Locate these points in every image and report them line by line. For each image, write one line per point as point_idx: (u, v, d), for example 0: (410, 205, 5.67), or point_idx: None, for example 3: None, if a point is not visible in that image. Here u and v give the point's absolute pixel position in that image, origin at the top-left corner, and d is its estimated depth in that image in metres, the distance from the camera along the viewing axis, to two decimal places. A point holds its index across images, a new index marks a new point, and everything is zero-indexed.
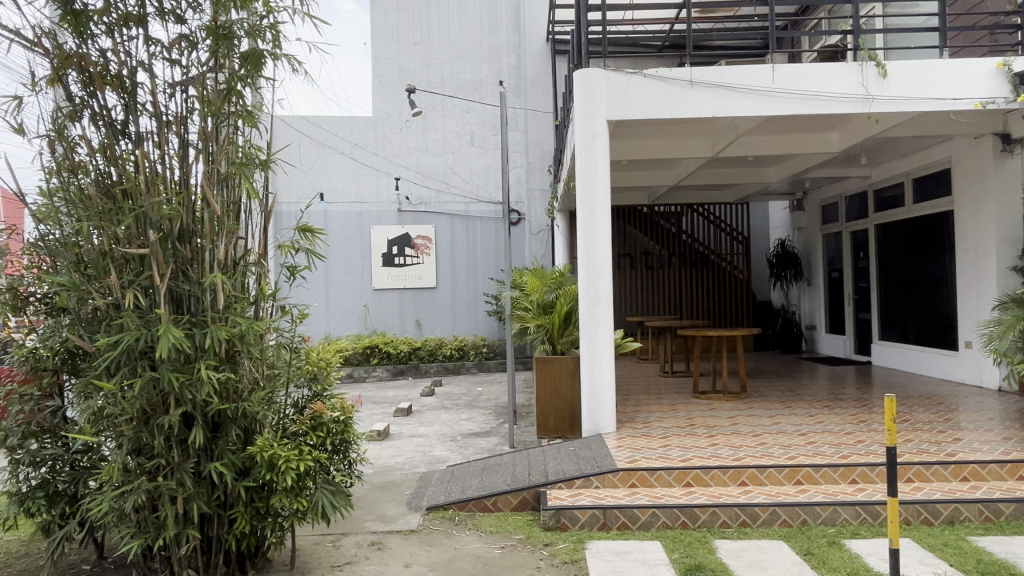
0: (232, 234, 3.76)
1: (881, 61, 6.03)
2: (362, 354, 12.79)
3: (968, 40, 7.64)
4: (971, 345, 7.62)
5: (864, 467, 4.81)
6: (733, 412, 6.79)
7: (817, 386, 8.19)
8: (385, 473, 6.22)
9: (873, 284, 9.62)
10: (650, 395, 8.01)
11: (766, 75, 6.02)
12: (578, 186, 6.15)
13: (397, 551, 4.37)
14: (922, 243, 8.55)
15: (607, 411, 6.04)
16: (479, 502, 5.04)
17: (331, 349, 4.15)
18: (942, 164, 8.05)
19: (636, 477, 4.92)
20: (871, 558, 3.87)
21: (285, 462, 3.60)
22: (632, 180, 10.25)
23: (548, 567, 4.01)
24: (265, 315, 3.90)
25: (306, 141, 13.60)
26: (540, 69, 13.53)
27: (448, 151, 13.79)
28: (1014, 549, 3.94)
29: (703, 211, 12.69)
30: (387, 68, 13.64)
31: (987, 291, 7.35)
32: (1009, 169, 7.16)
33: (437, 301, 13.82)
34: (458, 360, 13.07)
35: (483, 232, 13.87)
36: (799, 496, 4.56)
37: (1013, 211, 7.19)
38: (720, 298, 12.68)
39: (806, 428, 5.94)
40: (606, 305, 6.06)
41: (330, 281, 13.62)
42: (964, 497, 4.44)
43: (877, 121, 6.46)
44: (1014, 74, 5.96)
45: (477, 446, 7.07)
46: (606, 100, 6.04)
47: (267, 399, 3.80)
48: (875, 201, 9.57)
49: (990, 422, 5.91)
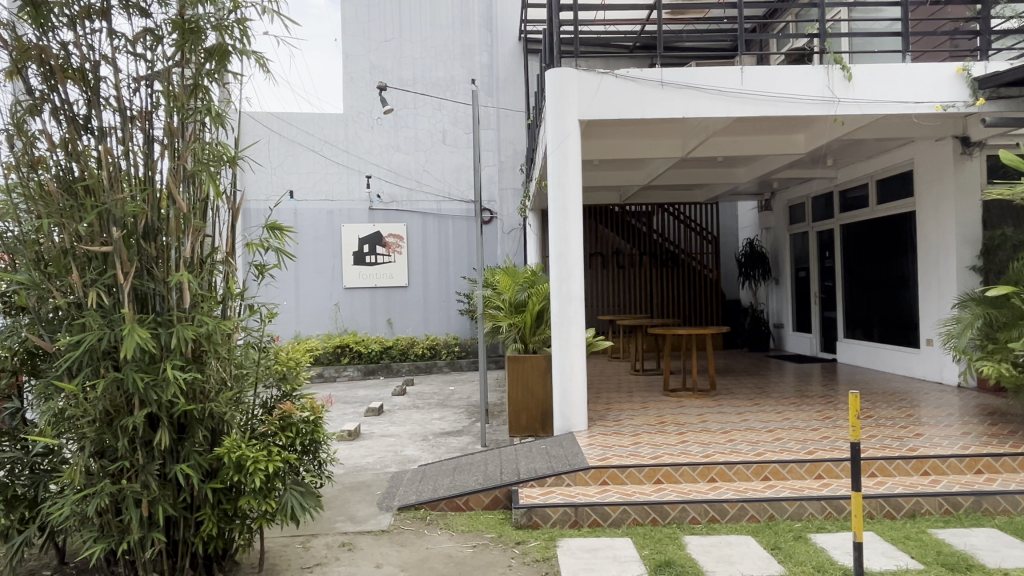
0: (199, 232, 3.68)
1: (846, 64, 6.15)
2: (332, 354, 12.67)
3: (930, 45, 7.83)
4: (931, 343, 7.82)
5: (829, 462, 4.91)
6: (703, 409, 6.87)
7: (784, 384, 8.33)
8: (356, 473, 6.18)
9: (839, 283, 9.80)
10: (621, 393, 8.06)
11: (735, 77, 6.10)
12: (549, 186, 6.15)
13: (367, 552, 4.34)
14: (886, 243, 8.74)
15: (578, 410, 6.07)
16: (450, 501, 5.01)
17: (301, 349, 4.11)
18: (906, 165, 8.22)
19: (607, 475, 4.95)
20: (835, 551, 3.95)
21: (253, 463, 3.54)
22: (605, 179, 10.31)
23: (520, 566, 4.01)
24: (233, 314, 3.84)
25: (275, 137, 13.43)
26: (512, 69, 13.54)
27: (420, 149, 13.73)
28: (972, 541, 4.06)
29: (673, 211, 12.80)
30: (358, 65, 13.52)
31: (947, 290, 7.54)
32: (968, 171, 7.36)
33: (409, 299, 13.73)
34: (429, 359, 13.02)
35: (455, 231, 13.86)
36: (766, 491, 4.63)
37: (972, 212, 7.37)
38: (690, 297, 12.80)
39: (773, 425, 6.04)
40: (577, 305, 6.07)
41: (300, 281, 13.49)
42: (925, 491, 4.54)
43: (842, 123, 6.58)
44: (973, 79, 6.12)
45: (449, 446, 7.05)
46: (578, 99, 6.06)
47: (236, 399, 3.75)
48: (840, 202, 9.74)
49: (949, 417, 6.07)
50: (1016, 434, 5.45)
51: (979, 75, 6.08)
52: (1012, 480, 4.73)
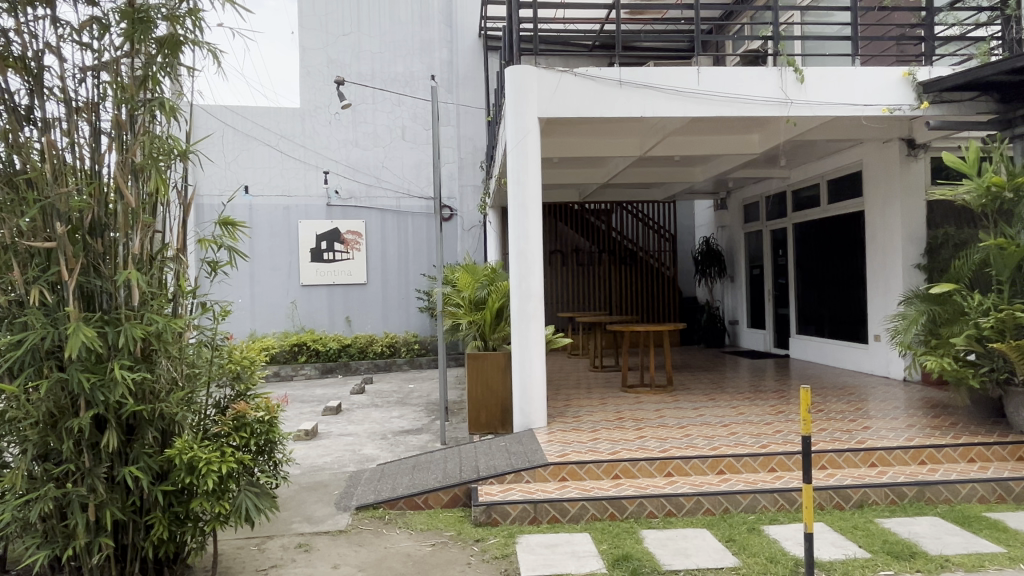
0: (149, 227, 3.56)
1: (798, 66, 6.29)
2: (289, 352, 12.46)
3: (878, 50, 8.07)
4: (879, 339, 8.08)
5: (781, 455, 5.03)
6: (660, 405, 6.97)
7: (739, 379, 8.49)
8: (313, 473, 6.09)
9: (792, 280, 10.04)
10: (580, 389, 8.12)
11: (692, 77, 6.19)
12: (509, 183, 6.15)
13: (324, 553, 4.28)
14: (836, 241, 8.99)
15: (538, 406, 6.09)
16: (409, 500, 4.98)
17: (256, 348, 4.03)
18: (855, 166, 8.46)
19: (566, 471, 4.98)
20: (787, 542, 4.05)
21: (205, 465, 3.45)
22: (564, 177, 10.35)
23: (479, 563, 4.01)
24: (184, 313, 3.74)
25: (229, 131, 13.11)
26: (472, 65, 13.50)
27: (379, 145, 13.58)
28: (915, 529, 4.21)
29: (632, 209, 12.93)
30: (315, 59, 13.31)
31: (893, 287, 7.78)
32: (913, 172, 7.61)
33: (368, 297, 13.58)
34: (389, 357, 12.91)
35: (415, 228, 13.76)
36: (721, 485, 4.72)
37: (917, 213, 7.63)
38: (648, 294, 12.96)
39: (728, 419, 6.16)
40: (537, 302, 6.08)
41: (255, 278, 13.24)
42: (872, 482, 4.68)
43: (795, 124, 6.73)
44: (918, 83, 6.32)
45: (409, 444, 7.00)
46: (537, 97, 6.07)
47: (187, 399, 3.66)
48: (793, 201, 9.97)
49: (895, 410, 6.28)
50: (957, 426, 5.66)
51: (923, 79, 6.29)
52: (953, 470, 4.91)
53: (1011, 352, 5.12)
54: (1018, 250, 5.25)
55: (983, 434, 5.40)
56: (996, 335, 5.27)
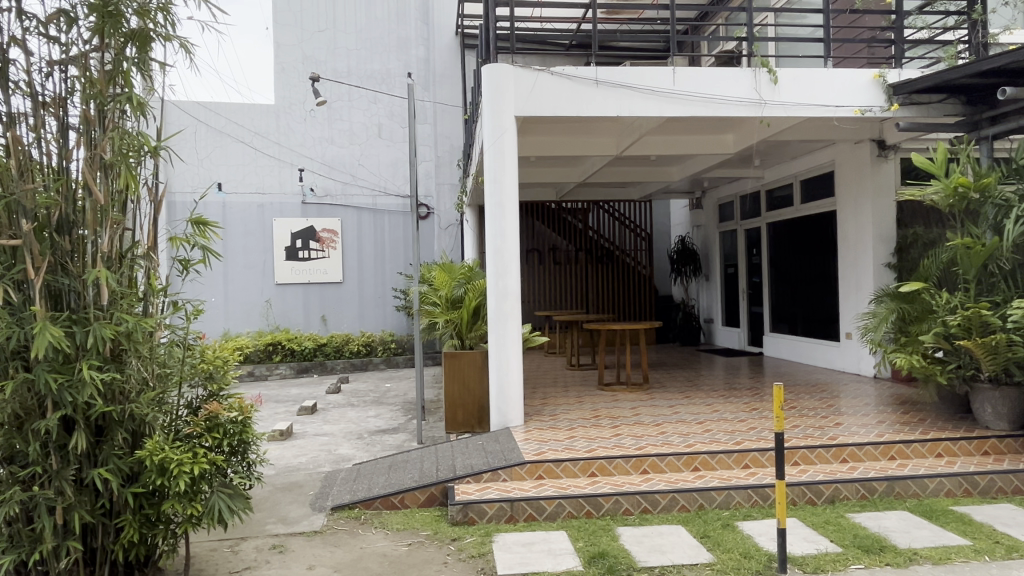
0: (118, 225, 3.50)
1: (772, 67, 6.37)
2: (263, 352, 12.32)
3: (849, 52, 8.19)
4: (850, 336, 8.21)
5: (755, 452, 5.09)
6: (636, 403, 7.01)
7: (714, 377, 8.58)
8: (288, 473, 6.03)
9: (765, 279, 10.16)
10: (557, 388, 8.14)
11: (668, 77, 6.23)
12: (486, 181, 6.14)
13: (299, 554, 4.24)
14: (809, 240, 9.11)
15: (515, 405, 6.10)
16: (385, 500, 4.95)
17: (229, 348, 3.99)
18: (827, 167, 8.59)
19: (543, 469, 4.99)
20: (760, 538, 4.10)
21: (177, 466, 3.40)
22: (541, 176, 10.37)
23: (456, 562, 4.00)
24: (155, 312, 3.69)
25: (202, 127, 12.93)
26: (449, 64, 13.45)
27: (355, 143, 13.48)
28: (885, 523, 4.28)
29: (608, 208, 12.99)
30: (290, 55, 13.19)
31: (864, 286, 7.91)
32: (884, 172, 7.74)
33: (344, 295, 13.48)
34: (365, 356, 12.83)
35: (391, 226, 13.69)
36: (696, 481, 4.76)
37: (887, 212, 7.76)
38: (624, 292, 13.03)
39: (703, 417, 6.22)
40: (514, 301, 6.08)
41: (228, 277, 13.09)
42: (843, 478, 4.75)
43: (769, 124, 6.81)
44: (888, 85, 6.43)
45: (385, 444, 6.97)
46: (514, 96, 6.07)
47: (158, 400, 3.60)
48: (767, 201, 10.09)
49: (866, 407, 6.39)
50: (925, 421, 5.77)
51: (893, 81, 6.41)
52: (922, 465, 5.01)
53: (978, 349, 5.22)
54: (984, 250, 5.37)
55: (951, 429, 5.51)
56: (963, 333, 5.35)
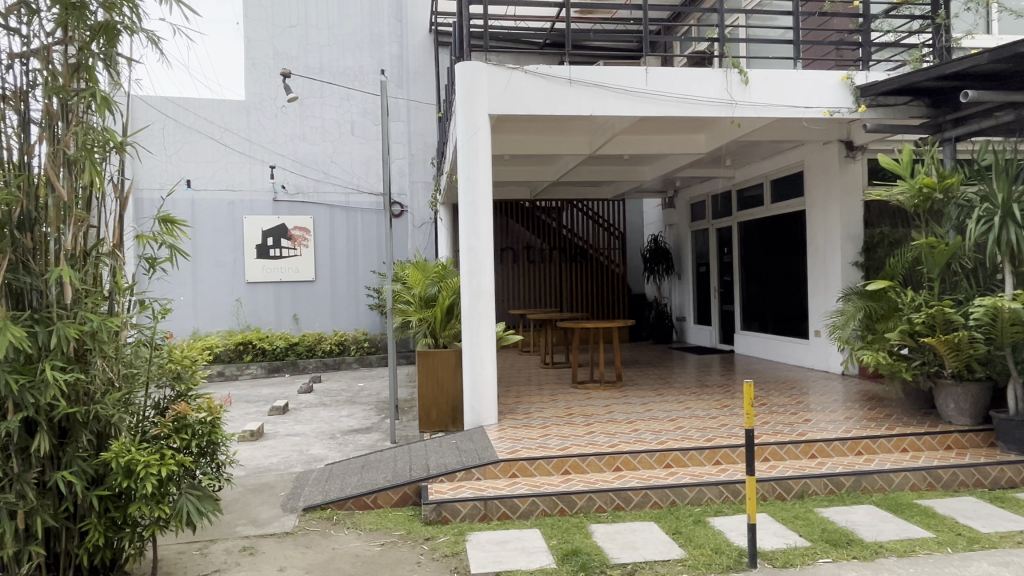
0: (82, 221, 3.42)
1: (743, 68, 6.45)
2: (233, 351, 12.16)
3: (818, 54, 8.33)
4: (819, 334, 8.35)
5: (726, 448, 5.15)
6: (609, 400, 7.06)
7: (686, 374, 8.66)
8: (259, 474, 5.95)
9: (736, 278, 10.28)
10: (531, 386, 8.15)
11: (641, 77, 6.27)
12: (459, 179, 6.11)
13: (270, 556, 4.19)
14: (779, 239, 9.24)
15: (489, 403, 6.09)
16: (358, 500, 4.91)
17: (197, 347, 3.93)
18: (797, 167, 8.72)
19: (516, 467, 5.00)
20: (731, 533, 4.15)
21: (144, 467, 3.34)
22: (515, 174, 10.37)
23: (429, 561, 3.98)
24: (121, 311, 3.61)
25: (170, 123, 12.69)
26: (422, 61, 13.38)
27: (327, 140, 13.35)
28: (852, 517, 4.37)
29: (582, 207, 13.03)
30: (261, 51, 13.02)
31: (833, 284, 8.05)
32: (851, 172, 7.88)
33: (316, 294, 13.35)
34: (338, 355, 12.72)
35: (364, 224, 13.58)
36: (668, 478, 4.81)
37: (854, 212, 7.90)
38: (598, 291, 13.09)
39: (675, 414, 6.28)
40: (488, 299, 6.07)
41: (198, 275, 12.88)
42: (811, 473, 4.83)
43: (740, 125, 6.89)
44: (856, 87, 6.55)
45: (358, 443, 6.92)
46: (488, 94, 6.06)
47: (124, 401, 3.53)
48: (738, 201, 10.21)
49: (834, 403, 6.51)
50: (891, 417, 5.90)
51: (860, 83, 6.53)
52: (888, 459, 5.12)
53: (941, 346, 5.34)
54: (947, 249, 5.49)
55: (915, 425, 5.63)
56: (926, 331, 5.48)
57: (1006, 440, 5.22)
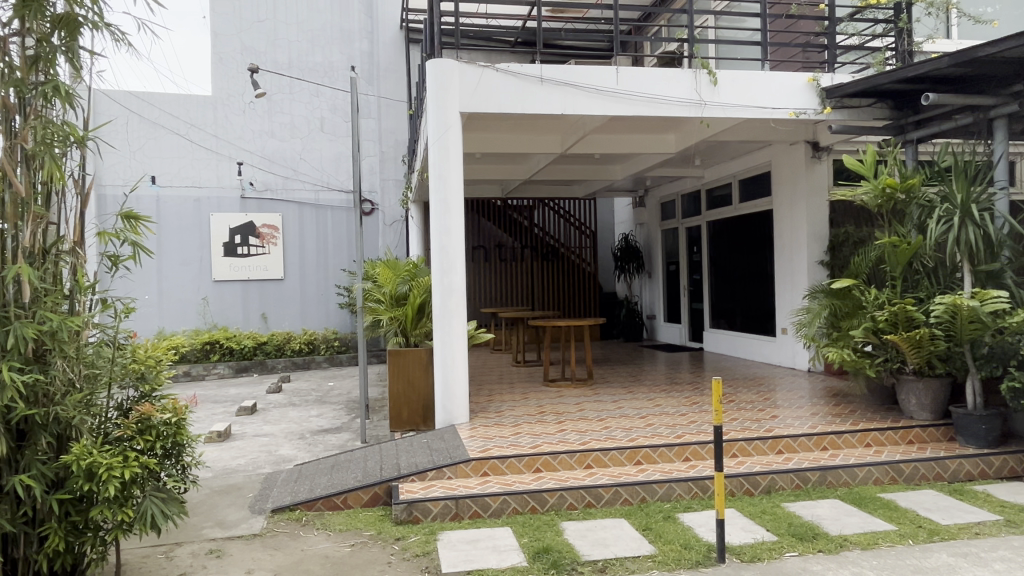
0: (41, 218, 3.33)
1: (712, 69, 6.52)
2: (200, 351, 11.95)
3: (786, 56, 8.46)
4: (786, 331, 8.48)
5: (695, 445, 5.21)
6: (581, 398, 7.09)
7: (656, 372, 8.74)
8: (226, 476, 5.86)
9: (705, 276, 10.40)
10: (503, 385, 8.14)
11: (612, 76, 6.30)
12: (431, 177, 6.07)
13: (237, 558, 4.13)
14: (747, 238, 9.37)
15: (460, 402, 6.08)
16: (328, 501, 4.86)
17: (162, 347, 3.85)
18: (764, 167, 8.84)
19: (488, 466, 4.99)
20: (700, 528, 4.20)
21: (106, 470, 3.26)
22: (487, 172, 10.36)
23: (400, 562, 3.96)
24: (82, 310, 3.53)
25: (134, 118, 12.42)
26: (393, 58, 13.27)
27: (296, 137, 13.19)
28: (818, 511, 4.44)
29: (553, 206, 13.07)
30: (228, 45, 12.81)
31: (799, 282, 8.18)
32: (817, 173, 8.02)
33: (284, 293, 13.18)
34: (307, 355, 12.58)
35: (334, 222, 13.44)
36: (639, 475, 4.84)
37: (820, 212, 8.04)
38: (569, 289, 13.14)
39: (646, 411, 6.33)
40: (458, 297, 6.05)
41: (163, 274, 12.63)
42: (778, 468, 4.91)
43: (709, 125, 6.96)
44: (821, 88, 6.66)
45: (327, 443, 6.85)
46: (459, 92, 6.03)
47: (86, 402, 3.44)
48: (707, 200, 10.32)
49: (800, 400, 6.62)
50: (855, 413, 6.02)
51: (825, 85, 6.64)
52: (852, 454, 5.22)
53: (904, 343, 5.45)
54: (909, 248, 5.61)
55: (879, 420, 5.76)
56: (890, 328, 5.58)
57: (964, 435, 5.36)
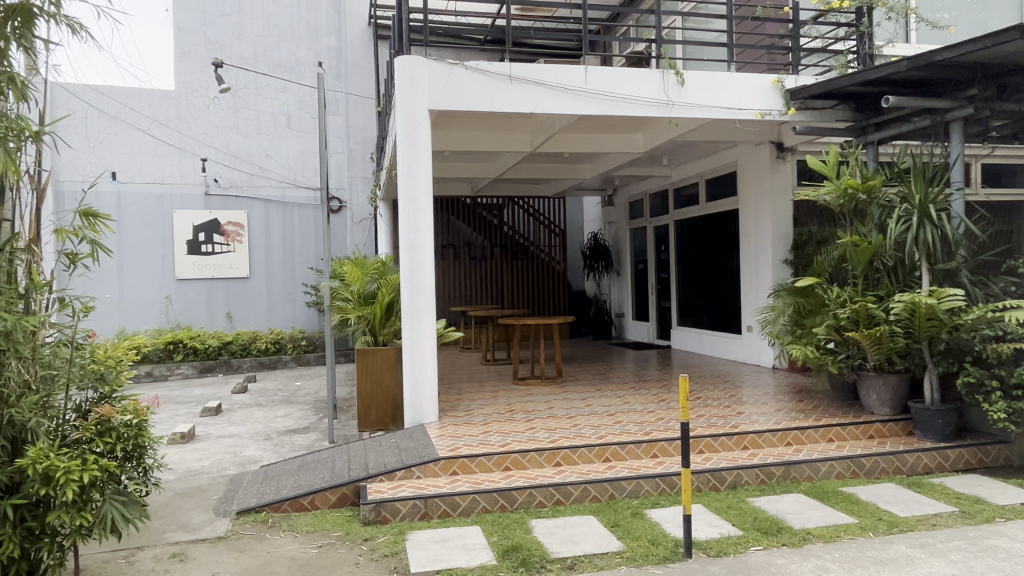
0: None
1: (679, 70, 6.59)
2: (163, 351, 11.70)
3: (751, 57, 8.59)
4: (751, 329, 8.62)
5: (663, 441, 5.26)
6: (550, 396, 7.11)
7: (624, 369, 8.81)
8: (190, 478, 5.75)
9: (673, 274, 10.51)
10: (472, 383, 8.13)
11: (580, 75, 6.32)
12: (399, 175, 6.03)
13: (201, 562, 4.05)
14: (713, 237, 9.49)
15: (428, 401, 6.05)
16: (294, 502, 4.81)
17: (122, 347, 3.77)
18: (730, 167, 8.97)
19: (457, 465, 4.98)
20: (667, 524, 4.25)
21: (64, 474, 3.17)
22: (457, 171, 10.32)
23: (368, 562, 3.93)
24: (39, 309, 3.43)
25: (94, 112, 12.10)
26: (361, 54, 13.15)
27: (263, 133, 13.00)
28: (782, 506, 4.53)
29: (523, 204, 13.09)
30: (192, 39, 12.56)
31: (764, 281, 8.32)
32: (782, 173, 8.16)
33: (250, 292, 12.98)
34: (274, 354, 12.40)
35: (301, 220, 13.27)
36: (607, 472, 4.88)
37: (784, 211, 8.18)
38: (538, 288, 13.18)
39: (614, 409, 6.38)
40: (427, 296, 6.03)
41: (124, 272, 12.34)
42: (744, 464, 4.98)
43: (676, 125, 7.03)
44: (786, 90, 6.79)
45: (294, 444, 6.76)
46: (428, 90, 6.00)
47: (43, 404, 3.35)
48: (674, 199, 10.43)
49: (765, 396, 6.73)
50: (818, 408, 6.14)
51: (790, 87, 6.77)
52: (815, 449, 5.33)
53: (865, 340, 5.57)
54: (870, 247, 5.73)
55: (840, 416, 5.89)
56: (851, 325, 5.68)
57: (922, 429, 5.51)
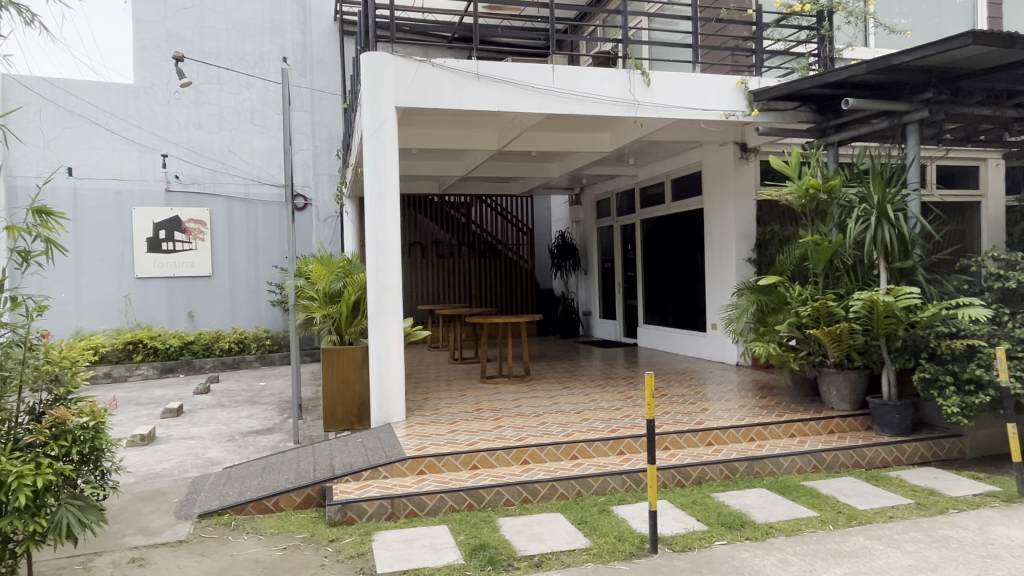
0: None
1: (645, 70, 6.64)
2: (122, 351, 11.41)
3: (716, 59, 8.69)
4: (716, 327, 8.74)
5: (629, 438, 5.31)
6: (517, 394, 7.12)
7: (591, 368, 8.86)
8: (150, 481, 5.62)
9: (639, 273, 10.60)
10: (439, 382, 8.10)
11: (548, 74, 6.33)
12: (365, 172, 5.97)
13: (161, 566, 3.97)
14: (679, 236, 9.60)
15: (395, 401, 6.01)
16: (258, 504, 4.73)
17: (78, 347, 3.66)
18: (695, 167, 9.08)
19: (424, 464, 4.95)
20: (634, 521, 4.29)
21: (16, 479, 3.08)
22: (424, 168, 10.26)
23: (334, 564, 3.88)
24: None
25: (48, 105, 11.72)
26: (326, 50, 13.00)
27: (226, 129, 12.77)
28: (745, 501, 4.60)
29: (491, 203, 13.07)
30: (152, 32, 12.27)
31: (728, 279, 8.45)
32: (745, 173, 8.29)
33: (212, 290, 12.75)
34: (237, 354, 12.20)
35: (265, 217, 13.08)
36: (574, 469, 4.90)
37: (748, 210, 8.31)
38: (506, 286, 13.18)
39: (581, 406, 6.41)
40: (394, 294, 5.98)
41: (80, 271, 12.00)
42: (708, 460, 5.05)
43: (642, 125, 7.09)
44: (749, 91, 6.91)
45: (259, 445, 6.66)
46: (394, 86, 5.95)
47: None
48: (641, 198, 10.52)
49: (729, 393, 6.83)
50: (780, 404, 6.26)
51: (753, 88, 6.89)
52: (777, 444, 5.42)
53: (825, 337, 5.69)
54: (830, 247, 5.86)
55: (802, 411, 6.00)
56: (812, 323, 5.80)
57: (880, 424, 5.64)
